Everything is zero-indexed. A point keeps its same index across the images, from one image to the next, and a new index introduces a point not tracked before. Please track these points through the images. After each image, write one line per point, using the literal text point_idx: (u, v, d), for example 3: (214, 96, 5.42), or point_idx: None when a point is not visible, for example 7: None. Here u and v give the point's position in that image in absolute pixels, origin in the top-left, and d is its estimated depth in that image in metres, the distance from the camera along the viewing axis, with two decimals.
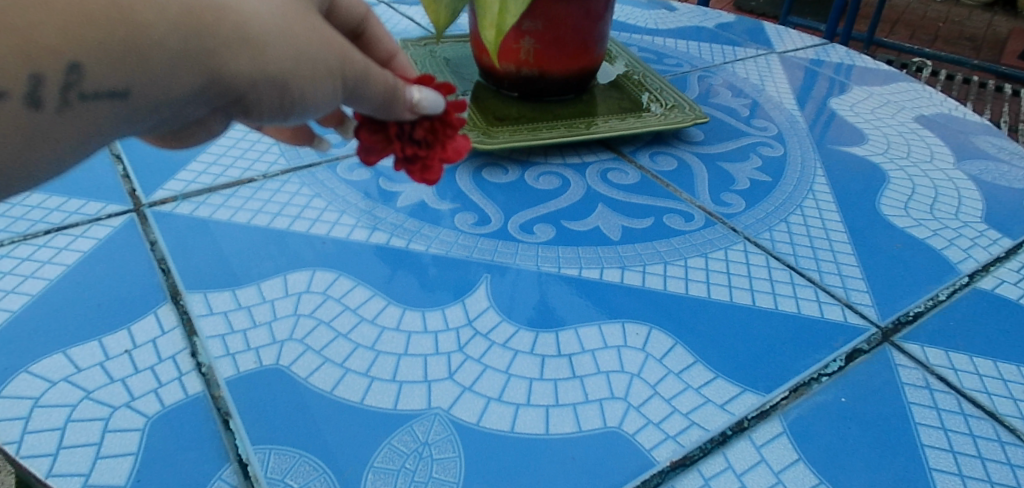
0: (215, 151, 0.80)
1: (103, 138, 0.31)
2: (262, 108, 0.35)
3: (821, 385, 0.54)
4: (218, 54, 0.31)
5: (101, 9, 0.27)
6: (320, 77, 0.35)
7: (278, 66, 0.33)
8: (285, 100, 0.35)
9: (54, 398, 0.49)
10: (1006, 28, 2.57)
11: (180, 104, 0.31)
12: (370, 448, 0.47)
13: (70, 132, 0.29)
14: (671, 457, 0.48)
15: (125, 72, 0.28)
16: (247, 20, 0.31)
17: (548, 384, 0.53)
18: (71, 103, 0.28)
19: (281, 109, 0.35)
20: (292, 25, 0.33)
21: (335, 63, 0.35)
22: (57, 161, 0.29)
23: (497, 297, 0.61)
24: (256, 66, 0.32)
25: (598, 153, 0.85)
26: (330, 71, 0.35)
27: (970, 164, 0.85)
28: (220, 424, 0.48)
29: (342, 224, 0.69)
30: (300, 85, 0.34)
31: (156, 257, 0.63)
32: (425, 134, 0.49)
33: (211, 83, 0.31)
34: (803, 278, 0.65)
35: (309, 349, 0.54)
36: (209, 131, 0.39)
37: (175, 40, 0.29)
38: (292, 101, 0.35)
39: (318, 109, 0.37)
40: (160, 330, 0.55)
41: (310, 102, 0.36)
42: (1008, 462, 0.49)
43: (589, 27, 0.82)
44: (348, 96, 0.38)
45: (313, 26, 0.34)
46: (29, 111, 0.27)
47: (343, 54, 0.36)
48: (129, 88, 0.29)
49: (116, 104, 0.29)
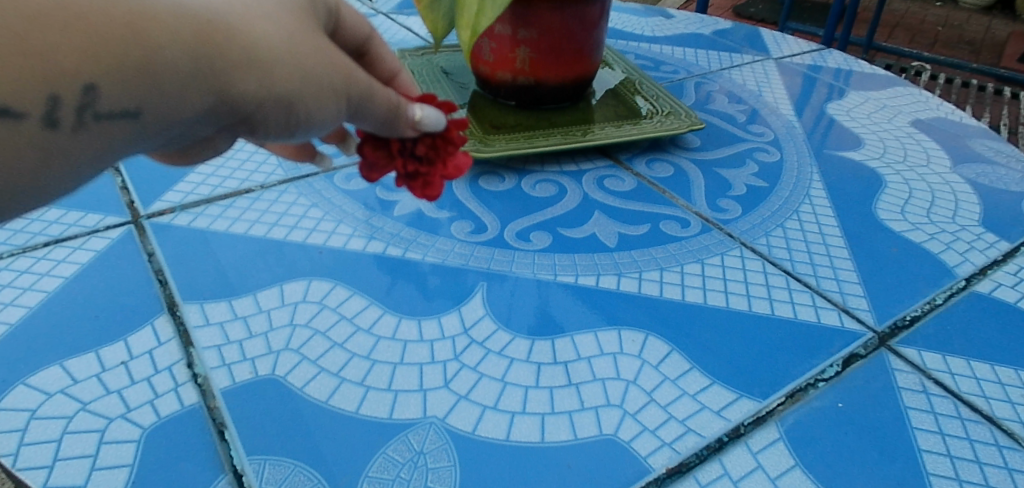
0: (213, 163, 0.81)
1: (111, 157, 0.30)
2: (268, 128, 0.34)
3: (818, 391, 0.54)
4: (227, 75, 0.30)
5: (115, 31, 0.26)
6: (327, 98, 0.35)
7: (288, 87, 0.32)
8: (291, 120, 0.34)
9: (50, 410, 0.49)
10: (1005, 32, 2.57)
11: (187, 124, 0.31)
12: (364, 458, 0.47)
13: (81, 152, 0.29)
14: (667, 464, 0.48)
15: (138, 92, 0.27)
16: (258, 41, 0.31)
17: (543, 392, 0.53)
18: (85, 122, 0.27)
19: (286, 128, 0.35)
20: (302, 46, 0.33)
21: (342, 83, 0.35)
22: (67, 180, 0.29)
23: (493, 305, 0.61)
24: (264, 87, 0.32)
25: (594, 161, 0.85)
26: (337, 91, 0.35)
27: (967, 167, 0.85)
28: (215, 435, 0.48)
29: (339, 234, 0.69)
30: (306, 106, 0.34)
31: (153, 268, 0.63)
32: (427, 150, 0.48)
33: (219, 104, 0.31)
34: (799, 283, 0.65)
35: (304, 359, 0.54)
36: (213, 147, 0.38)
37: (186, 62, 0.28)
38: (297, 122, 0.35)
39: (322, 128, 0.37)
40: (156, 342, 0.55)
41: (314, 122, 0.35)
42: (1005, 466, 0.48)
43: (585, 35, 0.83)
44: (352, 115, 0.38)
45: (321, 47, 0.34)
46: (45, 130, 0.27)
47: (349, 74, 0.35)
48: (140, 108, 0.28)
49: (126, 123, 0.28)
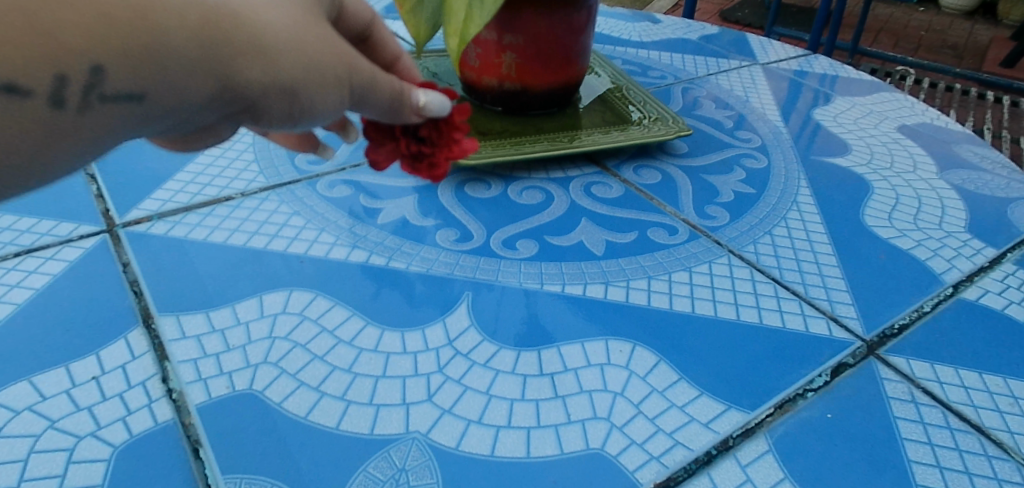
0: (192, 170, 0.79)
1: (114, 140, 0.31)
2: (272, 117, 0.35)
3: (807, 401, 0.53)
4: (233, 62, 0.31)
5: (123, 13, 0.27)
6: (328, 86, 0.35)
7: (291, 74, 0.33)
8: (294, 109, 0.35)
9: (17, 428, 0.48)
10: (988, 37, 2.59)
11: (190, 109, 0.31)
12: (344, 475, 0.46)
13: (85, 135, 0.29)
14: (655, 478, 0.47)
15: (142, 74, 0.28)
16: (261, 29, 0.31)
17: (529, 405, 0.52)
18: (92, 103, 0.28)
19: (289, 117, 0.35)
20: (305, 35, 0.33)
21: (344, 71, 0.35)
22: (70, 162, 0.29)
23: (478, 315, 0.60)
24: (269, 74, 0.32)
25: (581, 167, 0.84)
26: (338, 80, 0.35)
27: (953, 173, 0.85)
28: (190, 452, 0.47)
29: (321, 243, 0.68)
30: (308, 93, 0.34)
31: (128, 279, 0.61)
32: (429, 133, 0.51)
33: (222, 90, 0.31)
34: (788, 291, 0.64)
35: (284, 372, 0.53)
36: (219, 137, 0.38)
37: (191, 46, 0.29)
38: (300, 111, 0.35)
39: (325, 117, 0.37)
40: (130, 355, 0.54)
41: (317, 111, 0.36)
42: (995, 477, 0.48)
43: (572, 41, 0.82)
44: (354, 104, 0.38)
45: (324, 36, 0.34)
46: (52, 110, 0.27)
47: (351, 63, 0.36)
48: (145, 91, 0.29)
49: (132, 106, 0.29)
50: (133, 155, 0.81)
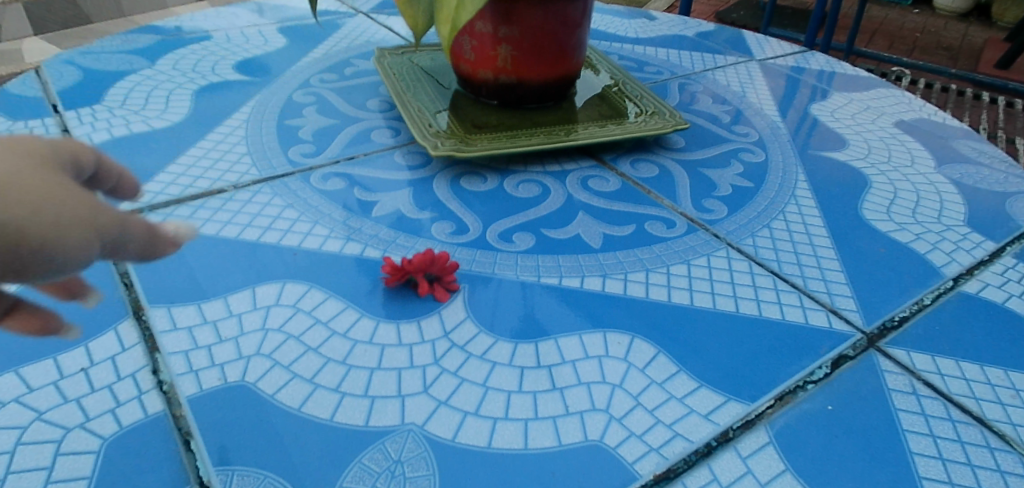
0: (184, 162, 0.78)
1: None
2: (38, 273, 0.30)
3: (807, 393, 0.52)
4: None
5: None
6: (64, 231, 0.31)
7: (22, 223, 0.29)
8: (35, 262, 0.30)
9: (3, 420, 0.47)
10: (982, 38, 2.60)
11: None
12: (338, 468, 0.45)
13: None
14: (654, 470, 0.46)
15: None
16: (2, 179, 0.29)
17: (526, 397, 0.51)
18: None
19: (42, 269, 0.31)
20: (24, 179, 0.31)
21: (76, 214, 0.32)
22: None
23: (474, 307, 0.59)
24: (16, 222, 0.29)
25: (578, 161, 0.84)
26: (71, 223, 0.31)
27: (951, 168, 0.85)
28: (181, 444, 0.46)
29: (315, 235, 0.67)
30: (45, 242, 0.30)
31: (118, 271, 0.60)
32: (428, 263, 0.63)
33: None
34: (787, 284, 0.64)
35: (277, 364, 0.52)
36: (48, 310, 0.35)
37: None
38: (44, 264, 0.30)
39: (69, 269, 0.32)
40: (120, 347, 0.53)
41: (58, 261, 0.31)
42: (998, 469, 0.47)
43: (568, 34, 0.82)
44: (107, 252, 0.34)
45: (48, 181, 0.32)
46: None
47: (79, 207, 0.32)
48: None
49: None
50: (124, 148, 0.80)
